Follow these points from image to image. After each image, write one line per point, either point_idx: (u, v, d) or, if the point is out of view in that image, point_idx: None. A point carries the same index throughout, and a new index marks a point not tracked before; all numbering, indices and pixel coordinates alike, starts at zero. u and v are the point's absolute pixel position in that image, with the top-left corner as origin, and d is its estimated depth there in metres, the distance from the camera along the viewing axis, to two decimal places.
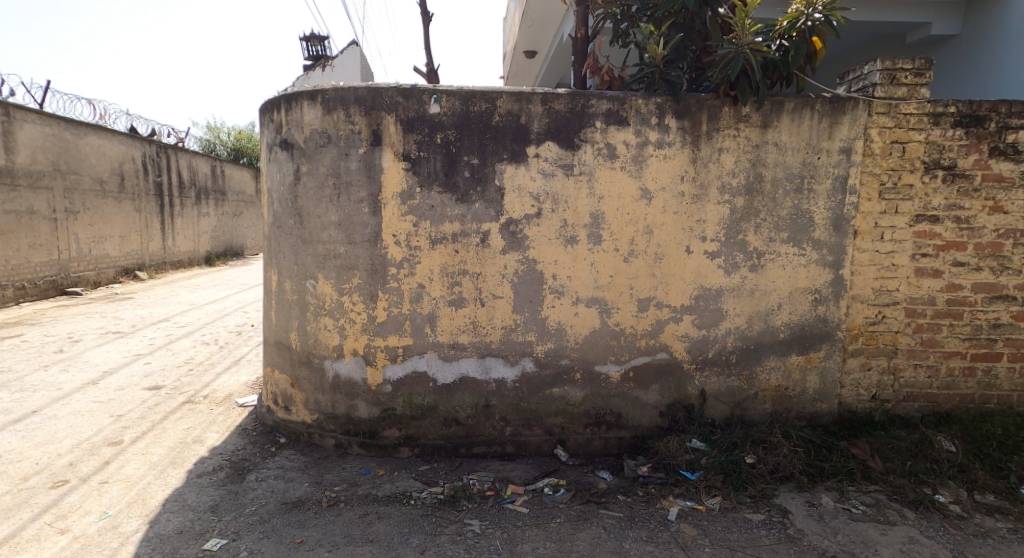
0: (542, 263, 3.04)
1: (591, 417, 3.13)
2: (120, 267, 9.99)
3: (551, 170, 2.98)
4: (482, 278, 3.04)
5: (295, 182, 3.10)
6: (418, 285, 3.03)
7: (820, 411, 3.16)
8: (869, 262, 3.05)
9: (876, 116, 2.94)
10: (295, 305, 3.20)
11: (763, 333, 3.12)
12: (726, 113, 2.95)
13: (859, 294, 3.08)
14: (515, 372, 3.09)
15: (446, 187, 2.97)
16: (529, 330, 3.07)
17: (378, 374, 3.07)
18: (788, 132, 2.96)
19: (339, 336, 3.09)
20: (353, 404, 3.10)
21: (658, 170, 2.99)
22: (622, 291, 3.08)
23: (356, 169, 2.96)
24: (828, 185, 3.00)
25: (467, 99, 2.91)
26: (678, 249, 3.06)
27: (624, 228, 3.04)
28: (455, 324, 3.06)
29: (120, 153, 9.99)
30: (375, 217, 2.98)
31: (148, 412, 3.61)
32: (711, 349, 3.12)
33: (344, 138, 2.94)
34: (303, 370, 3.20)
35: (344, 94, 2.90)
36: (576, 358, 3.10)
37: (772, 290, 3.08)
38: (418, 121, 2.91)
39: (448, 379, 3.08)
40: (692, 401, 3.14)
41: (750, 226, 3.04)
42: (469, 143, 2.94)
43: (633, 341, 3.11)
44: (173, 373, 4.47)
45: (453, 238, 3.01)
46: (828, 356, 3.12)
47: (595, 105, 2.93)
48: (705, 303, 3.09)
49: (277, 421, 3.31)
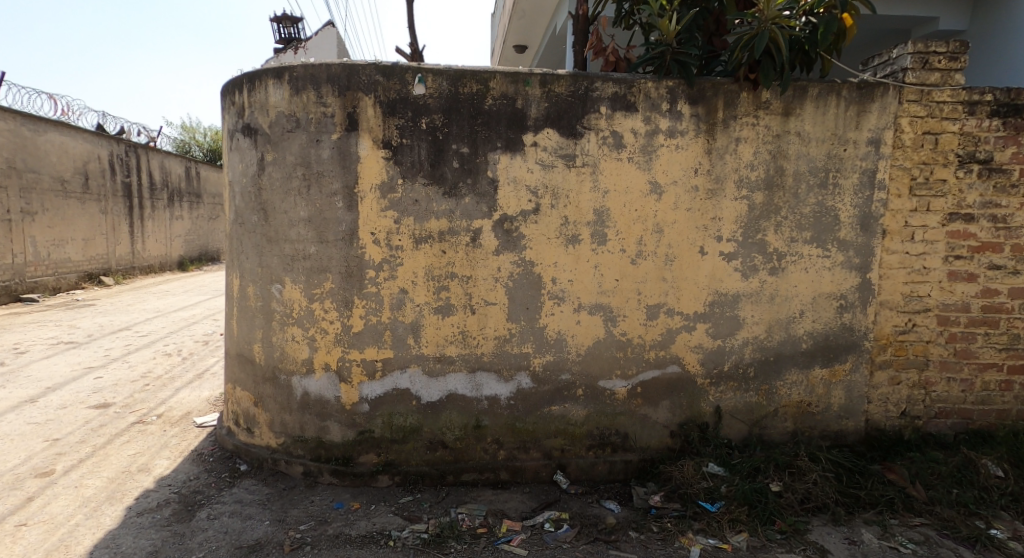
0: (540, 266, 2.71)
1: (594, 438, 2.80)
2: (82, 272, 9.40)
3: (550, 160, 2.65)
4: (472, 283, 2.69)
5: (259, 173, 2.72)
6: (400, 290, 2.67)
7: (846, 429, 2.85)
8: (899, 265, 2.77)
9: (907, 104, 2.67)
10: (258, 313, 2.81)
11: (783, 344, 2.82)
12: (744, 99, 2.66)
13: (888, 300, 2.80)
14: (510, 390, 2.75)
15: (432, 178, 2.62)
16: (525, 341, 2.74)
17: (354, 393, 2.70)
18: (812, 121, 2.68)
19: (309, 349, 2.71)
20: (325, 426, 2.72)
21: (669, 162, 2.69)
22: (628, 297, 2.76)
23: (328, 158, 2.59)
24: (855, 179, 2.72)
25: (456, 80, 2.58)
26: (691, 250, 2.75)
27: (631, 226, 2.72)
28: (442, 335, 2.71)
29: (84, 151, 9.44)
30: (351, 212, 2.61)
31: (90, 435, 3.16)
32: (727, 361, 2.82)
33: (314, 122, 2.58)
34: (267, 387, 2.81)
35: (316, 72, 2.54)
36: (578, 372, 2.77)
37: (794, 295, 2.79)
38: (401, 103, 2.56)
39: (434, 397, 2.72)
40: (707, 419, 2.82)
41: (771, 225, 2.74)
42: (459, 129, 2.60)
43: (641, 353, 2.79)
44: (127, 388, 4.01)
45: (439, 237, 2.66)
46: (855, 369, 2.83)
47: (600, 87, 2.62)
48: (720, 310, 2.79)
49: (238, 446, 2.91)
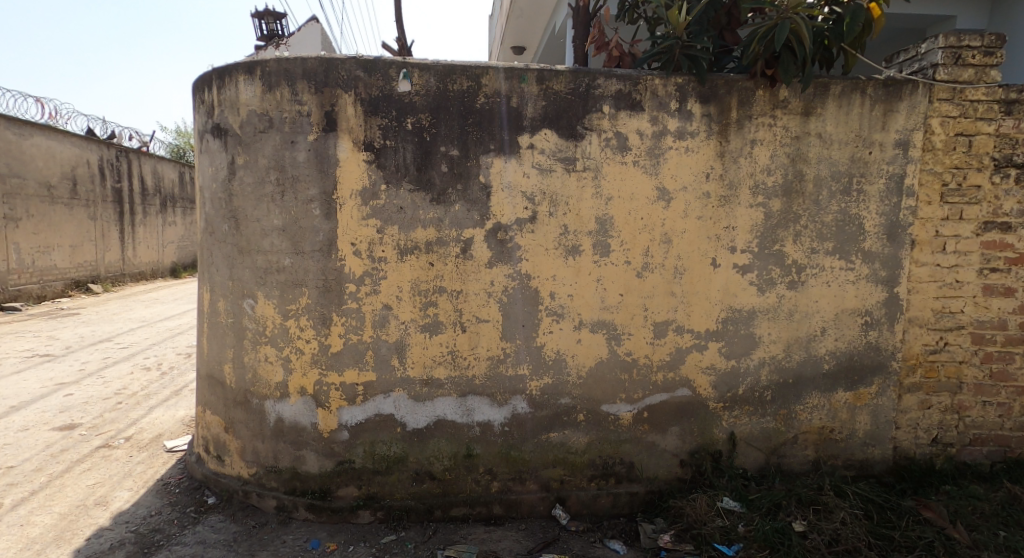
0: (537, 280, 2.47)
1: (596, 467, 2.57)
2: (69, 280, 9.16)
3: (548, 164, 2.42)
4: (463, 298, 2.46)
5: (230, 177, 2.49)
6: (383, 306, 2.43)
7: (872, 458, 2.61)
8: (929, 278, 2.53)
9: (938, 103, 2.44)
10: (229, 330, 2.57)
11: (803, 364, 2.58)
12: (760, 97, 2.43)
13: (917, 317, 2.56)
14: (504, 415, 2.52)
15: (419, 184, 2.39)
16: (521, 362, 2.50)
17: (332, 419, 2.45)
18: (834, 122, 2.45)
19: (283, 370, 2.47)
20: (301, 455, 2.48)
21: (678, 166, 2.46)
22: (634, 313, 2.53)
23: (304, 162, 2.36)
24: (882, 185, 2.49)
25: (445, 76, 2.35)
26: (702, 262, 2.52)
27: (637, 236, 2.49)
28: (430, 356, 2.47)
29: (73, 156, 9.22)
30: (329, 221, 2.38)
31: (49, 462, 2.91)
32: (742, 384, 2.58)
33: (289, 122, 2.35)
34: (239, 411, 2.56)
35: (290, 67, 2.31)
36: (579, 396, 2.54)
37: (815, 311, 2.55)
38: (384, 101, 2.33)
39: (421, 424, 2.48)
40: (720, 447, 2.59)
41: (789, 235, 2.51)
42: (448, 130, 2.37)
43: (648, 375, 2.55)
44: (97, 407, 3.76)
45: (426, 248, 2.42)
46: (882, 393, 2.58)
47: (603, 84, 2.39)
48: (734, 328, 2.55)
49: (207, 475, 2.66)
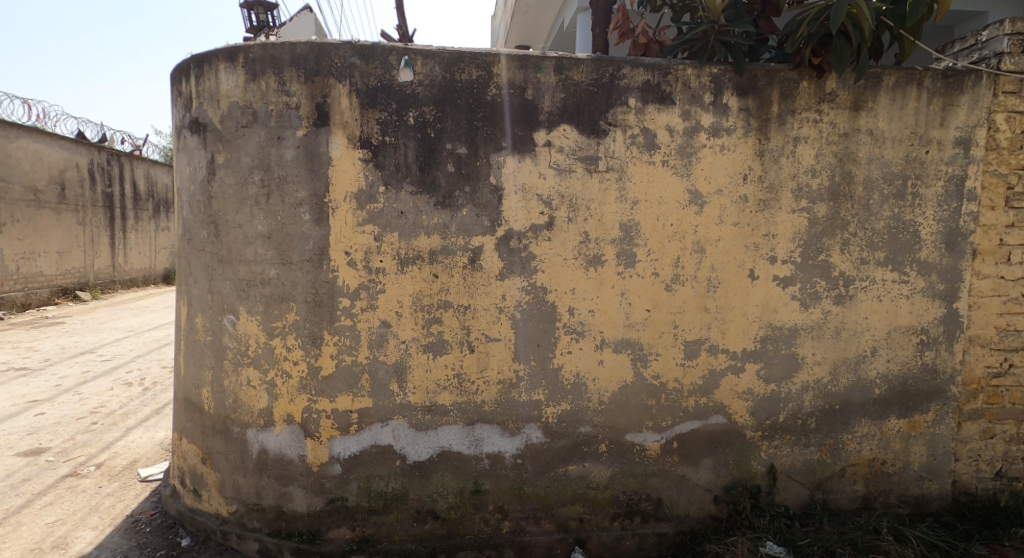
0: (554, 294, 2.20)
1: (620, 504, 2.29)
2: (56, 287, 8.87)
3: (567, 164, 2.15)
4: (471, 314, 2.18)
5: (209, 178, 2.20)
6: (381, 323, 2.15)
7: (928, 493, 2.35)
8: (991, 293, 2.28)
9: (1003, 96, 2.19)
10: (207, 350, 2.28)
11: (851, 389, 2.31)
12: (805, 89, 2.17)
13: (978, 335, 2.30)
14: (517, 446, 2.24)
15: (422, 186, 2.12)
16: (536, 386, 2.22)
17: (323, 452, 2.17)
18: (887, 117, 2.19)
19: (267, 396, 2.18)
20: (286, 492, 2.19)
21: (712, 166, 2.19)
22: (662, 332, 2.25)
23: (292, 160, 2.09)
24: (939, 188, 2.22)
25: (451, 64, 2.08)
26: (738, 274, 2.24)
27: (666, 245, 2.22)
28: (433, 380, 2.19)
29: (62, 160, 8.94)
30: (320, 227, 2.10)
31: (6, 495, 2.61)
32: (784, 410, 2.30)
33: (275, 115, 2.07)
34: (217, 441, 2.27)
35: (276, 53, 2.04)
36: (601, 424, 2.26)
37: (864, 329, 2.28)
38: (383, 92, 2.06)
39: (423, 456, 2.20)
40: (759, 481, 2.32)
41: (836, 243, 2.24)
42: (455, 125, 2.10)
43: (678, 401, 2.28)
44: (69, 428, 3.46)
45: (430, 258, 2.15)
46: (939, 421, 2.32)
47: (629, 74, 2.13)
48: (774, 348, 2.28)
49: (181, 512, 2.37)
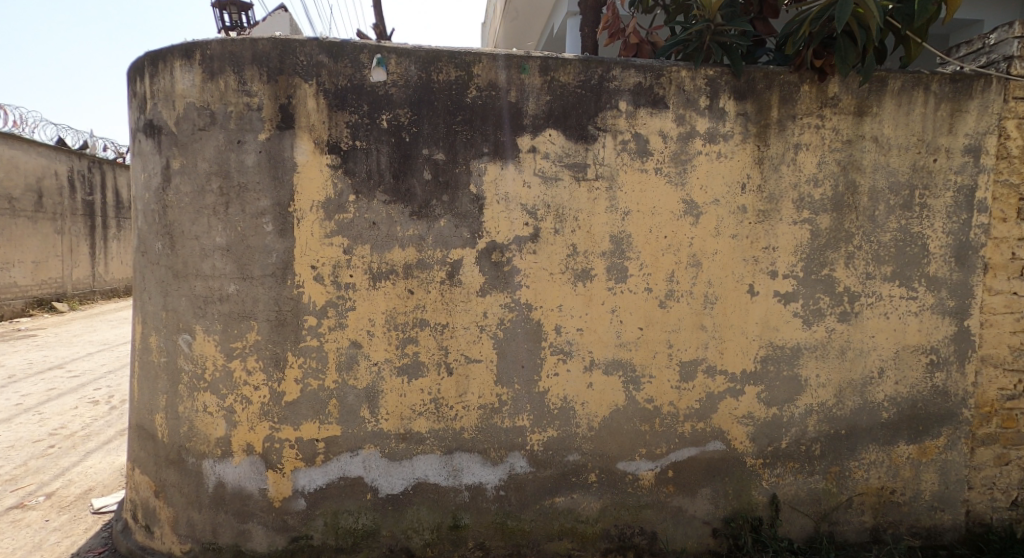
0: (540, 311, 2.04)
1: (612, 539, 2.11)
2: (31, 299, 8.59)
3: (553, 171, 2.00)
4: (449, 333, 2.01)
5: (164, 185, 2.02)
6: (352, 343, 1.98)
7: (941, 524, 2.20)
8: (1004, 310, 2.15)
9: (1014, 102, 2.07)
10: (161, 373, 2.08)
11: (858, 412, 2.15)
12: (806, 93, 2.03)
13: (991, 355, 2.16)
14: (499, 476, 2.06)
15: (396, 194, 1.95)
16: (520, 411, 2.05)
17: (286, 485, 1.98)
18: (893, 123, 2.06)
19: (225, 423, 1.99)
20: (246, 529, 2.00)
21: (709, 174, 2.04)
22: (656, 351, 2.09)
23: (254, 166, 1.92)
24: (948, 199, 2.09)
25: (428, 63, 1.93)
26: (737, 289, 2.09)
27: (660, 258, 2.06)
28: (408, 405, 2.01)
29: (39, 167, 8.67)
30: (283, 239, 1.93)
31: None
32: (787, 436, 2.14)
33: (235, 117, 1.91)
34: (171, 472, 2.07)
35: (236, 50, 1.88)
36: (590, 451, 2.09)
37: (871, 348, 2.14)
38: (353, 93, 1.90)
39: (396, 488, 2.02)
40: (760, 513, 2.15)
41: (840, 257, 2.10)
42: (431, 129, 1.95)
43: (673, 426, 2.11)
44: (23, 453, 3.23)
45: (404, 272, 1.98)
46: (952, 446, 2.18)
47: (619, 76, 1.99)
48: (776, 369, 2.12)
49: (132, 549, 2.16)
